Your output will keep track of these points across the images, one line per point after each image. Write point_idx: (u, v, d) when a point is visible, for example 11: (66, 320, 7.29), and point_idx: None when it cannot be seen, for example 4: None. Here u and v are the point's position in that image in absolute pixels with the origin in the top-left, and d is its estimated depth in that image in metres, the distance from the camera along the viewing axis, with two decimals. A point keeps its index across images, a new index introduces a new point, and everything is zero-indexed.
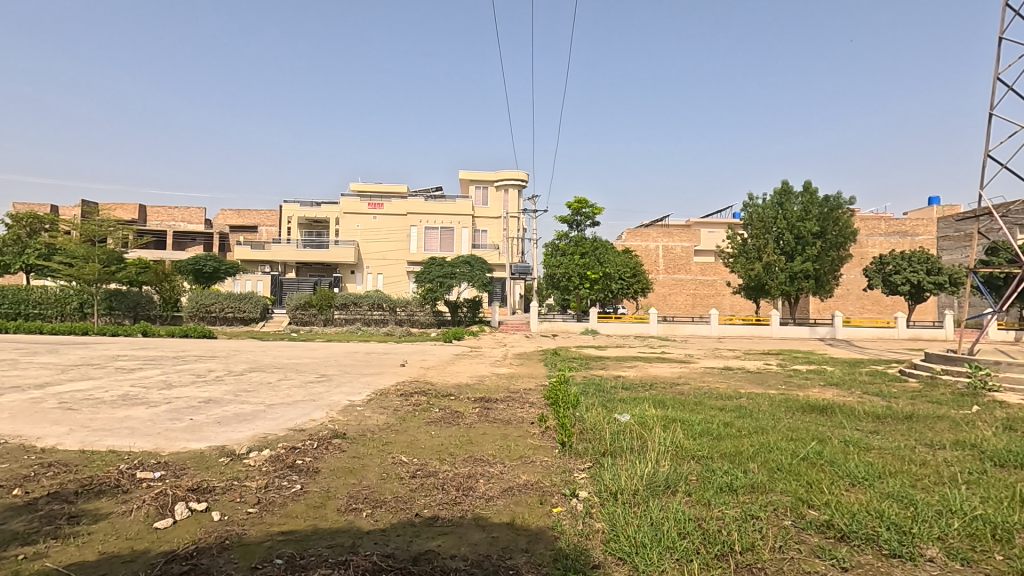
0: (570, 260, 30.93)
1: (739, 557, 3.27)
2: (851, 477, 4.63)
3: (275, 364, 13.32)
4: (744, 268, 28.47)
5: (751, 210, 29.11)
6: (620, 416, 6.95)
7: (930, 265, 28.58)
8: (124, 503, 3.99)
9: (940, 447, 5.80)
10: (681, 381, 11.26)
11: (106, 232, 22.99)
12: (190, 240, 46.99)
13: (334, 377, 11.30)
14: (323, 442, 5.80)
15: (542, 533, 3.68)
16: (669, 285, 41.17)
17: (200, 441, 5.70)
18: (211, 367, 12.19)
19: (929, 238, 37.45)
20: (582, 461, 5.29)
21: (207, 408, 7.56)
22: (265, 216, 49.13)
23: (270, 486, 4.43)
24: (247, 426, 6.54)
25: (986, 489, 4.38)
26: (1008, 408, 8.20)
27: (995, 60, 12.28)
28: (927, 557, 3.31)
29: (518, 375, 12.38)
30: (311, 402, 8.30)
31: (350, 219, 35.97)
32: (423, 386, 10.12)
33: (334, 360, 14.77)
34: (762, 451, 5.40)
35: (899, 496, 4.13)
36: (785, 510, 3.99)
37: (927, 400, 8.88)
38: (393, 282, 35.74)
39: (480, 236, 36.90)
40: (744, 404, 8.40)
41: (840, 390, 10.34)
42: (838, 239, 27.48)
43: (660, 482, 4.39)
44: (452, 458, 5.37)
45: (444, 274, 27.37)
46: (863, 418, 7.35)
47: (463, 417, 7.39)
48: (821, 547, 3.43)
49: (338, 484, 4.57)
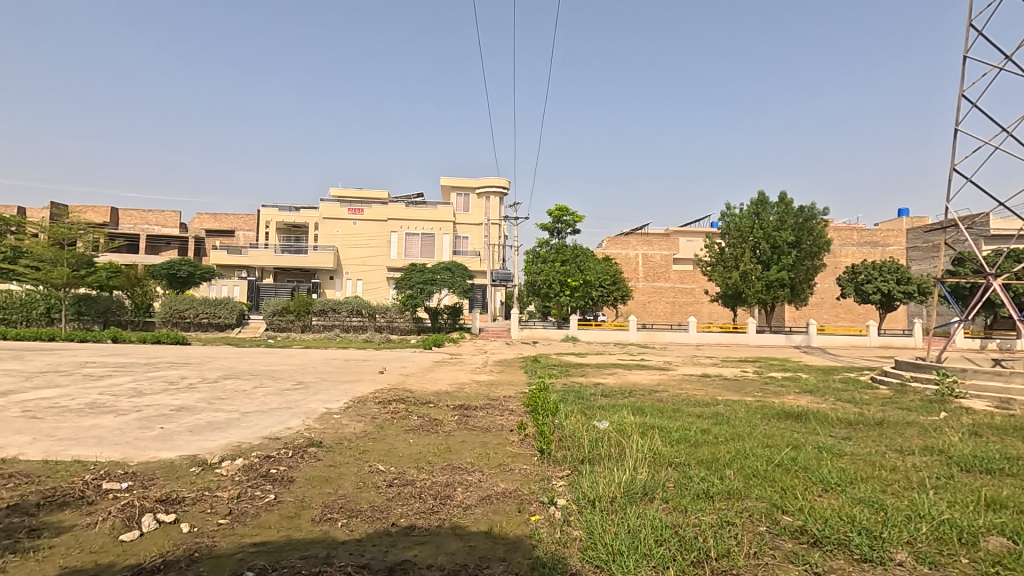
0: (551, 266, 31.08)
1: (714, 564, 3.29)
2: (824, 482, 4.71)
3: (250, 371, 13.03)
4: (722, 276, 28.95)
5: (728, 220, 29.63)
6: (599, 424, 6.95)
7: (900, 274, 29.28)
8: (88, 516, 3.85)
9: (909, 453, 5.94)
10: (659, 388, 11.34)
11: (75, 236, 22.50)
12: (165, 244, 46.36)
13: (311, 384, 11.15)
14: (299, 451, 5.68)
15: (520, 542, 3.66)
16: (649, 292, 41.69)
17: (170, 450, 5.55)
18: (185, 374, 11.98)
19: (899, 249, 38.57)
20: (561, 469, 5.28)
21: (179, 416, 7.37)
22: (242, 220, 48.41)
23: (243, 496, 4.33)
24: (221, 434, 6.40)
25: (954, 493, 4.49)
26: (974, 414, 8.40)
27: (961, 77, 12.41)
28: (896, 561, 3.38)
29: (498, 382, 12.38)
30: (288, 409, 8.21)
31: (329, 224, 35.58)
32: (402, 393, 9.99)
33: (312, 366, 14.64)
34: (739, 458, 5.47)
35: (869, 502, 4.21)
36: (760, 517, 4.03)
37: (897, 407, 9.08)
38: (372, 288, 35.47)
39: (460, 243, 36.87)
40: (722, 411, 8.49)
41: (815, 397, 10.52)
42: (813, 248, 28.03)
43: (638, 490, 4.41)
44: (430, 466, 5.31)
45: (424, 279, 27.08)
46: (836, 425, 7.48)
47: (442, 425, 7.32)
48: (794, 553, 3.48)
49: (313, 493, 4.48)
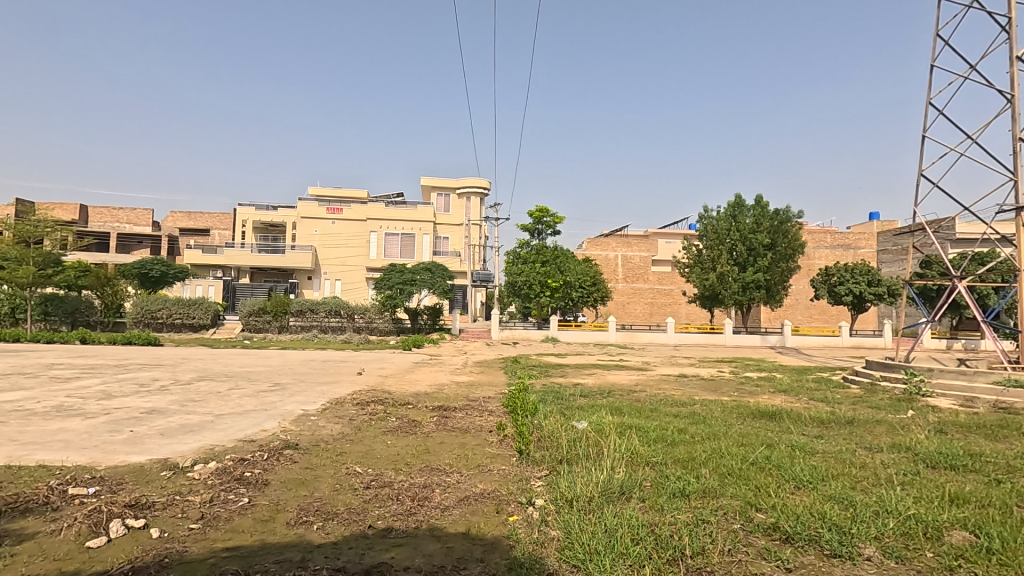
0: (531, 267, 31.12)
1: (689, 562, 3.34)
2: (796, 480, 4.81)
3: (225, 372, 12.79)
4: (699, 278, 29.36)
5: (706, 222, 30.03)
6: (577, 424, 6.99)
7: (871, 276, 30.03)
8: (53, 522, 3.74)
9: (878, 451, 6.10)
10: (638, 388, 11.47)
11: (43, 234, 21.83)
12: (137, 243, 45.28)
13: (288, 385, 11.01)
14: (274, 453, 5.60)
15: (498, 542, 3.67)
16: (628, 293, 42.07)
17: (141, 454, 5.41)
18: (157, 376, 11.71)
19: (870, 251, 39.58)
20: (539, 470, 5.30)
21: (150, 419, 7.19)
22: (218, 219, 47.51)
23: (216, 500, 4.25)
24: (194, 437, 6.27)
25: (920, 489, 4.62)
26: (940, 412, 8.69)
27: (929, 86, 12.72)
28: (864, 555, 3.46)
29: (478, 383, 12.36)
30: (263, 411, 8.07)
31: (307, 224, 35.14)
32: (380, 395, 9.90)
33: (288, 368, 14.45)
34: (714, 456, 5.56)
35: (839, 498, 4.32)
36: (734, 514, 4.10)
37: (867, 406, 9.31)
38: (351, 289, 35.12)
39: (441, 243, 36.73)
40: (698, 410, 8.62)
41: (789, 396, 10.75)
42: (788, 250, 28.58)
43: (615, 489, 4.45)
44: (408, 468, 5.28)
45: (404, 280, 26.90)
46: (808, 423, 7.66)
47: (420, 426, 7.29)
48: (767, 549, 3.55)
49: (288, 497, 4.42)
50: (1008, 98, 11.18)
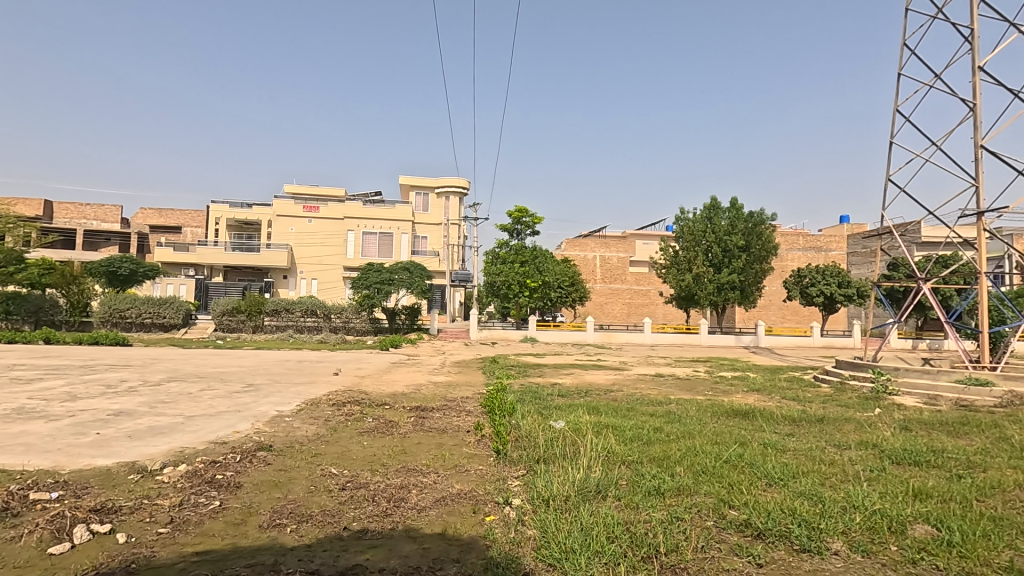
0: (510, 267, 31.14)
1: (663, 559, 3.38)
2: (768, 477, 4.91)
3: (196, 373, 12.49)
4: (676, 278, 29.75)
5: (682, 224, 30.43)
6: (555, 424, 7.02)
7: (841, 278, 30.80)
8: (13, 529, 3.61)
9: (846, 448, 6.26)
10: (615, 387, 11.58)
11: (3, 230, 21.26)
12: (105, 240, 43.96)
13: (262, 386, 10.83)
14: (247, 455, 5.50)
15: (474, 542, 3.66)
16: (606, 293, 42.39)
17: (107, 457, 5.27)
18: (125, 376, 11.39)
19: (841, 254, 40.59)
20: (517, 469, 5.31)
21: (117, 421, 6.99)
22: (190, 216, 46.41)
23: (186, 504, 4.15)
24: (163, 439, 6.12)
25: (885, 485, 4.76)
26: (905, 410, 8.96)
27: (896, 93, 13.07)
28: (832, 550, 3.55)
29: (457, 383, 12.34)
30: (237, 412, 7.92)
31: (283, 222, 34.59)
32: (357, 396, 9.80)
33: (263, 368, 14.20)
34: (689, 454, 5.64)
35: (809, 494, 4.42)
36: (707, 511, 4.17)
37: (836, 404, 9.55)
38: (328, 288, 34.68)
39: (419, 242, 36.50)
40: (674, 409, 8.74)
41: (761, 395, 10.97)
42: (762, 252, 29.13)
43: (591, 488, 4.47)
44: (384, 469, 5.23)
45: (382, 279, 26.67)
46: (780, 421, 7.83)
47: (398, 427, 7.24)
48: (739, 545, 3.62)
49: (261, 499, 4.34)
50: (971, 106, 11.55)
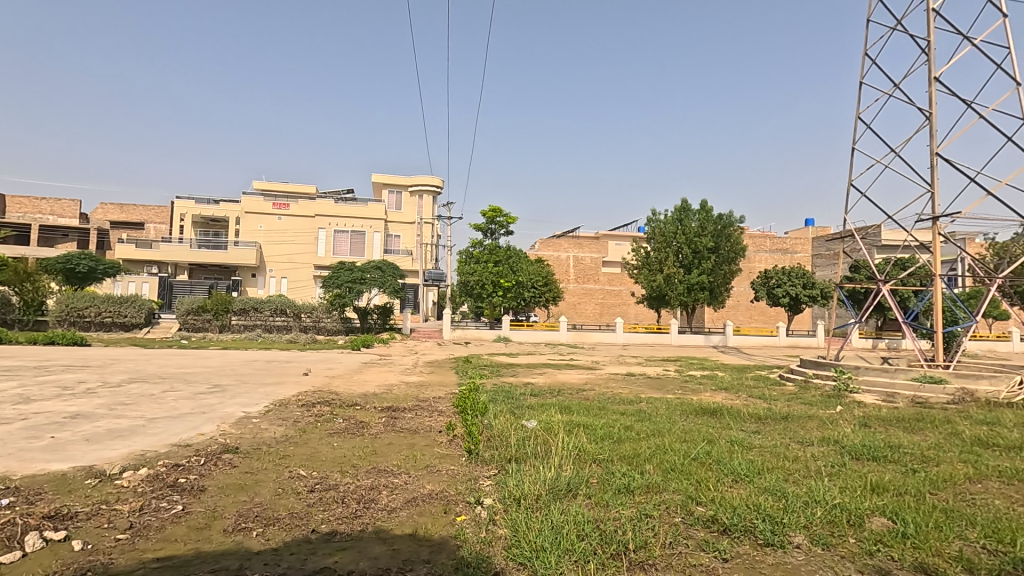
0: (483, 267, 31.09)
1: (632, 555, 3.42)
2: (734, 474, 5.02)
3: (159, 374, 12.10)
4: (647, 279, 30.21)
5: (654, 225, 30.86)
6: (527, 423, 7.05)
7: (806, 279, 31.70)
8: None
9: (809, 444, 6.45)
10: (587, 387, 11.70)
11: None
12: (62, 236, 42.25)
13: (229, 387, 10.57)
14: (211, 458, 5.36)
15: (444, 543, 3.64)
16: (579, 294, 42.71)
17: (62, 462, 5.06)
18: (82, 378, 10.96)
19: (805, 256, 41.78)
20: (488, 469, 5.31)
21: (73, 424, 6.73)
22: (153, 212, 44.96)
23: (147, 509, 4.03)
24: (123, 443, 5.92)
25: (845, 479, 4.93)
26: (864, 407, 9.29)
27: (858, 101, 13.48)
28: (794, 544, 3.65)
29: (429, 383, 12.28)
30: (201, 414, 7.71)
31: (251, 219, 33.82)
32: (327, 396, 9.66)
33: (229, 368, 13.86)
34: (658, 452, 5.72)
35: (773, 490, 4.54)
36: (676, 508, 4.24)
37: (800, 402, 9.84)
38: (298, 287, 34.06)
39: (392, 241, 36.14)
40: (644, 408, 8.88)
41: (729, 393, 11.23)
42: (730, 254, 29.72)
43: (562, 486, 4.50)
44: (354, 470, 5.17)
45: (353, 278, 26.32)
46: (746, 419, 8.03)
47: (368, 427, 7.16)
48: (705, 541, 3.69)
49: (226, 503, 4.24)
50: (927, 115, 12.01)
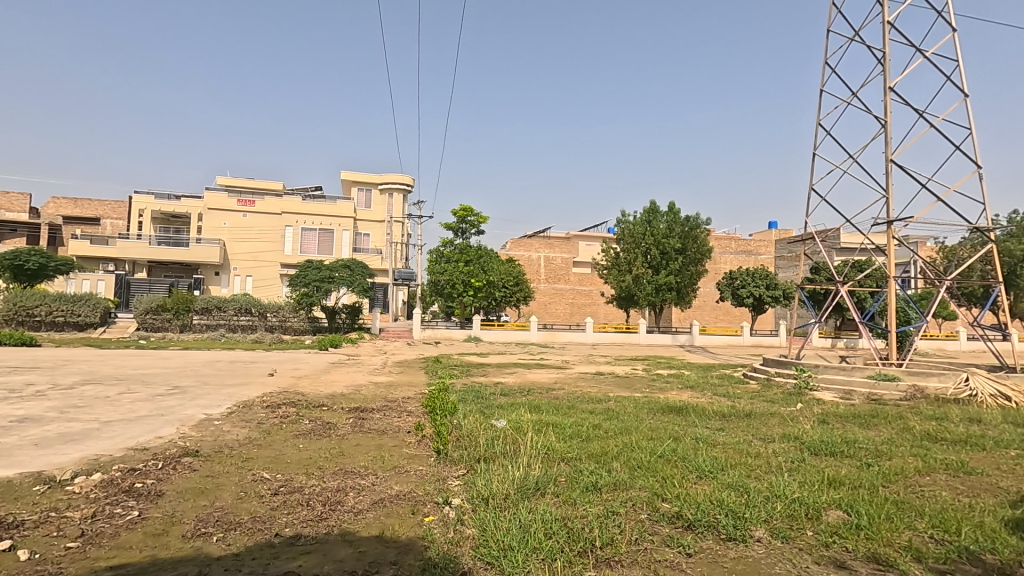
0: (454, 266, 30.93)
1: (598, 553, 3.46)
2: (698, 470, 5.13)
3: (114, 375, 11.63)
4: (617, 279, 30.65)
5: (623, 226, 31.26)
6: (496, 422, 7.05)
7: (769, 281, 32.59)
8: None
9: (771, 441, 6.63)
10: (556, 386, 11.78)
11: None
12: (10, 231, 40.22)
13: (189, 388, 10.26)
14: (170, 461, 5.18)
15: (411, 544, 3.61)
16: (549, 294, 42.91)
17: (7, 468, 4.82)
18: (31, 380, 10.46)
19: (768, 257, 42.96)
20: (457, 469, 5.28)
21: (20, 429, 6.41)
22: (109, 207, 43.24)
23: (100, 515, 3.87)
24: (75, 447, 5.67)
25: (804, 474, 5.09)
26: (823, 404, 9.62)
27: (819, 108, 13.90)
28: (755, 537, 3.76)
29: (398, 383, 12.17)
30: (159, 417, 7.44)
31: (215, 215, 32.88)
32: (293, 397, 9.48)
33: (190, 370, 13.43)
34: (625, 450, 5.79)
35: (736, 486, 4.65)
36: (642, 505, 4.30)
37: (763, 400, 10.12)
38: (263, 285, 33.27)
39: (361, 240, 35.63)
40: (612, 406, 8.99)
41: (695, 392, 11.46)
42: (697, 255, 30.31)
43: (530, 485, 4.52)
44: (320, 472, 5.08)
45: (321, 277, 25.86)
46: (711, 417, 8.20)
47: (335, 429, 7.03)
48: (670, 536, 3.76)
49: (185, 507, 4.11)
50: (882, 123, 12.48)
